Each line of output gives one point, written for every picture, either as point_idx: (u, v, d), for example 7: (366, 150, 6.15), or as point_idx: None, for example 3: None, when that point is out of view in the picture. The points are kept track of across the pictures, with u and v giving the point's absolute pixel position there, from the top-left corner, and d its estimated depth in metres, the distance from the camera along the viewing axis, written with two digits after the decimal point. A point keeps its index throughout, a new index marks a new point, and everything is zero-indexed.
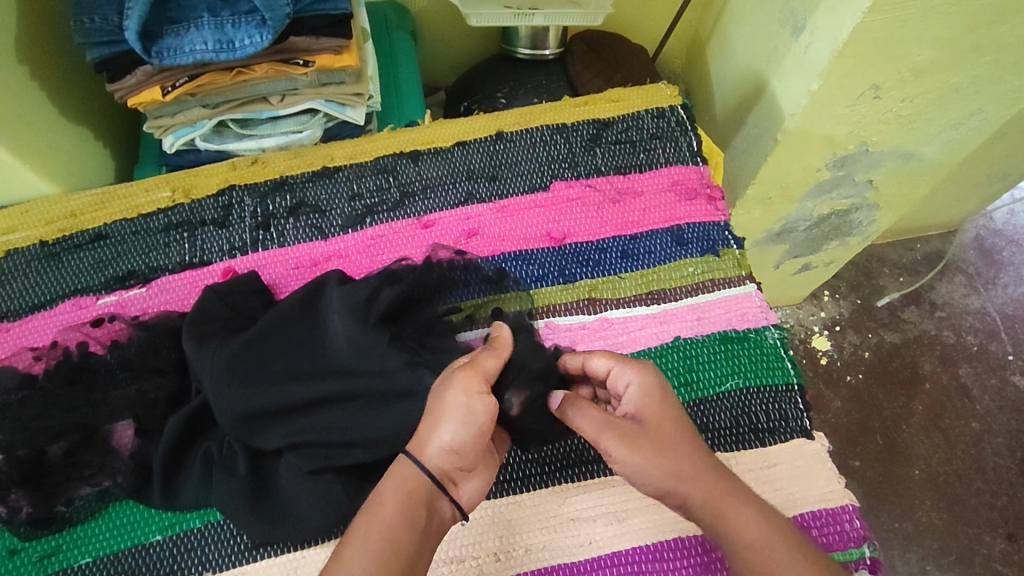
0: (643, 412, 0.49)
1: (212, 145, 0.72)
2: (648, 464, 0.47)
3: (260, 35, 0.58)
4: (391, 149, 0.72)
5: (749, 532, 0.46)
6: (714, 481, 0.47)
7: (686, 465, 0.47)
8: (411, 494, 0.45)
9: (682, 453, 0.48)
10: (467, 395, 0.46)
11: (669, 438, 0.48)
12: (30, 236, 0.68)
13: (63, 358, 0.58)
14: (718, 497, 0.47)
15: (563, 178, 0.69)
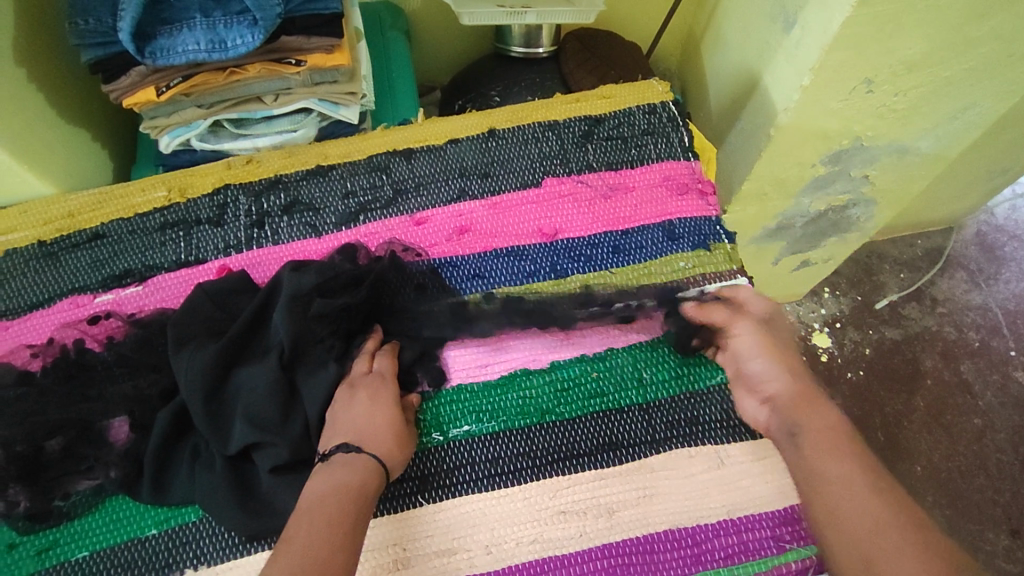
0: (781, 330, 0.59)
1: (208, 145, 0.73)
2: (757, 352, 0.57)
3: (252, 35, 0.59)
4: (385, 148, 0.73)
5: (821, 419, 0.51)
6: (805, 386, 0.55)
7: (794, 366, 0.56)
8: (352, 483, 0.48)
9: (787, 357, 0.57)
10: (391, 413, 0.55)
11: (784, 346, 0.58)
12: (29, 236, 0.69)
13: (61, 355, 0.60)
14: (806, 395, 0.54)
15: (555, 174, 0.70)
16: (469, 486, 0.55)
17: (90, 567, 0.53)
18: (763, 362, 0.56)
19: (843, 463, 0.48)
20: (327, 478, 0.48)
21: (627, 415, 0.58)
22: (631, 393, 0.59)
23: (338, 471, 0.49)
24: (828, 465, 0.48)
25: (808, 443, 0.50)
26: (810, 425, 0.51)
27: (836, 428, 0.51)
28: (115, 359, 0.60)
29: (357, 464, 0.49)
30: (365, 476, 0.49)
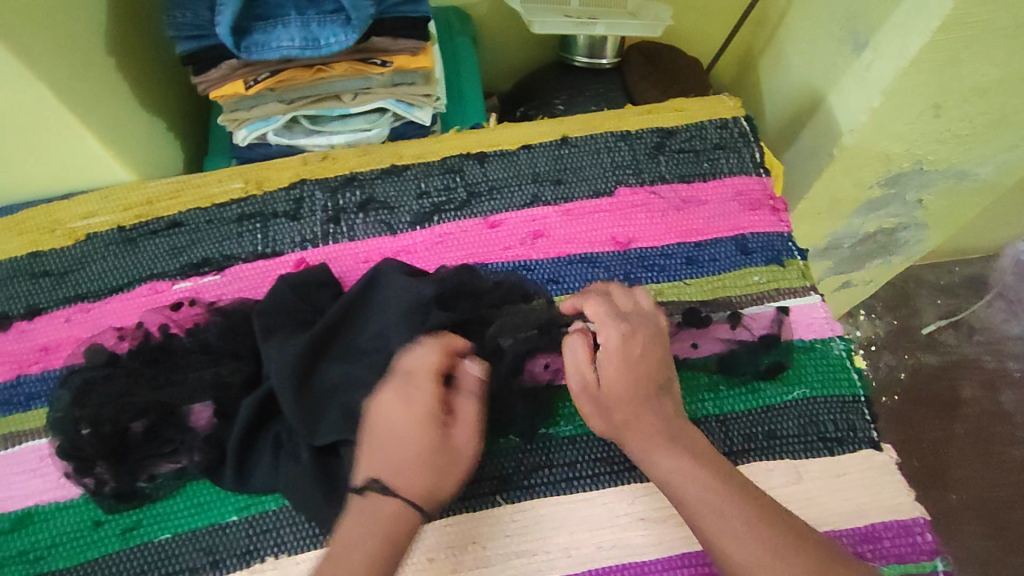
0: (631, 359, 0.54)
1: (283, 140, 0.74)
2: (620, 391, 0.54)
3: (345, 34, 0.59)
4: (458, 150, 0.73)
5: (681, 470, 0.50)
6: (656, 426, 0.52)
7: (637, 403, 0.53)
8: (386, 530, 0.46)
9: (620, 396, 0.54)
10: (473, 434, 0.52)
11: (636, 365, 0.54)
12: (109, 221, 0.70)
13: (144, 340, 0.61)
14: (656, 436, 0.52)
15: (628, 183, 0.70)
16: (549, 488, 0.57)
17: (172, 550, 0.55)
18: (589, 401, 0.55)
19: (747, 540, 0.46)
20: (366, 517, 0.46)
21: (705, 426, 0.59)
22: (708, 404, 0.60)
23: (380, 515, 0.46)
24: (746, 547, 0.45)
25: (686, 504, 0.49)
26: (673, 481, 0.50)
27: (707, 493, 0.49)
28: (197, 347, 0.60)
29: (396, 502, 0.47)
30: (393, 518, 0.46)
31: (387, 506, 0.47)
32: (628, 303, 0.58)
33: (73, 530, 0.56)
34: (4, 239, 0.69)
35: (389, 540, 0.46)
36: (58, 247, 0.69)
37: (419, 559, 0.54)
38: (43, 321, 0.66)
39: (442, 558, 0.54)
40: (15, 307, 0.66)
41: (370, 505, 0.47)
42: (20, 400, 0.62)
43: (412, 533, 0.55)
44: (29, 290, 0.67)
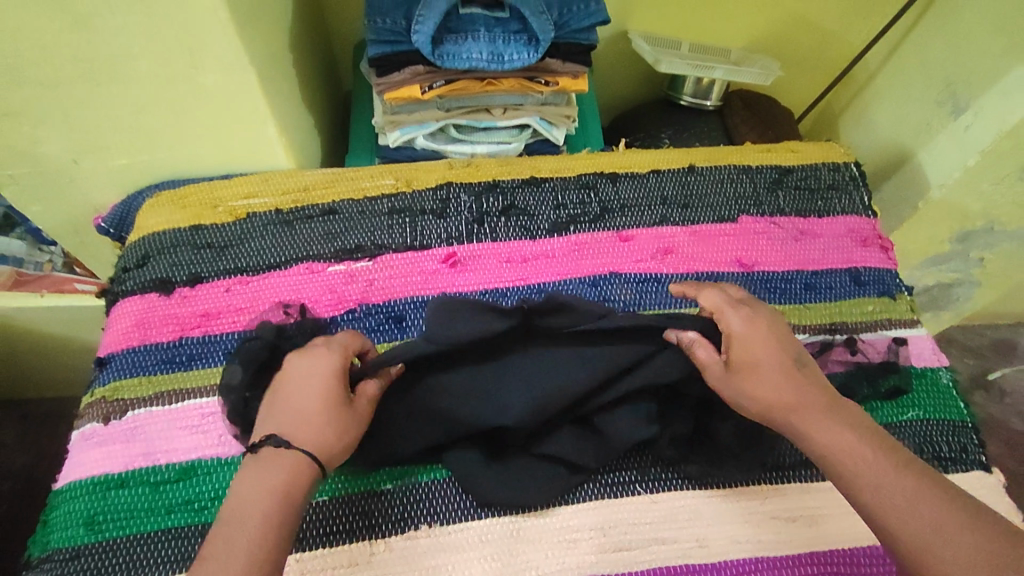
0: (761, 331, 0.56)
1: (430, 145, 0.80)
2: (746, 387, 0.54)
3: (528, 53, 0.66)
4: (592, 169, 0.79)
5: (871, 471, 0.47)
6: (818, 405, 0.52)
7: (781, 382, 0.53)
8: (288, 493, 0.47)
9: (764, 373, 0.54)
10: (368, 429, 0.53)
11: (766, 356, 0.55)
12: (267, 203, 0.74)
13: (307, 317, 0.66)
14: (811, 408, 0.52)
15: (749, 213, 0.76)
16: (686, 482, 0.61)
17: (328, 510, 0.57)
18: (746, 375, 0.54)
19: (915, 501, 0.45)
20: (260, 470, 0.48)
21: None
22: None
23: (283, 463, 0.48)
24: (894, 501, 0.45)
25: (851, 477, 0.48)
26: (835, 448, 0.49)
27: (874, 451, 0.48)
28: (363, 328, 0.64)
29: (296, 458, 0.48)
30: (291, 475, 0.48)
31: (280, 469, 0.48)
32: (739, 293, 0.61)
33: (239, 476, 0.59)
34: (169, 211, 0.73)
35: (288, 498, 0.47)
36: (218, 222, 0.73)
37: (564, 536, 0.57)
38: (204, 289, 0.69)
39: (585, 539, 0.57)
40: (179, 274, 0.69)
41: (264, 465, 0.48)
42: (183, 359, 0.65)
43: (557, 514, 0.58)
44: (191, 259, 0.70)
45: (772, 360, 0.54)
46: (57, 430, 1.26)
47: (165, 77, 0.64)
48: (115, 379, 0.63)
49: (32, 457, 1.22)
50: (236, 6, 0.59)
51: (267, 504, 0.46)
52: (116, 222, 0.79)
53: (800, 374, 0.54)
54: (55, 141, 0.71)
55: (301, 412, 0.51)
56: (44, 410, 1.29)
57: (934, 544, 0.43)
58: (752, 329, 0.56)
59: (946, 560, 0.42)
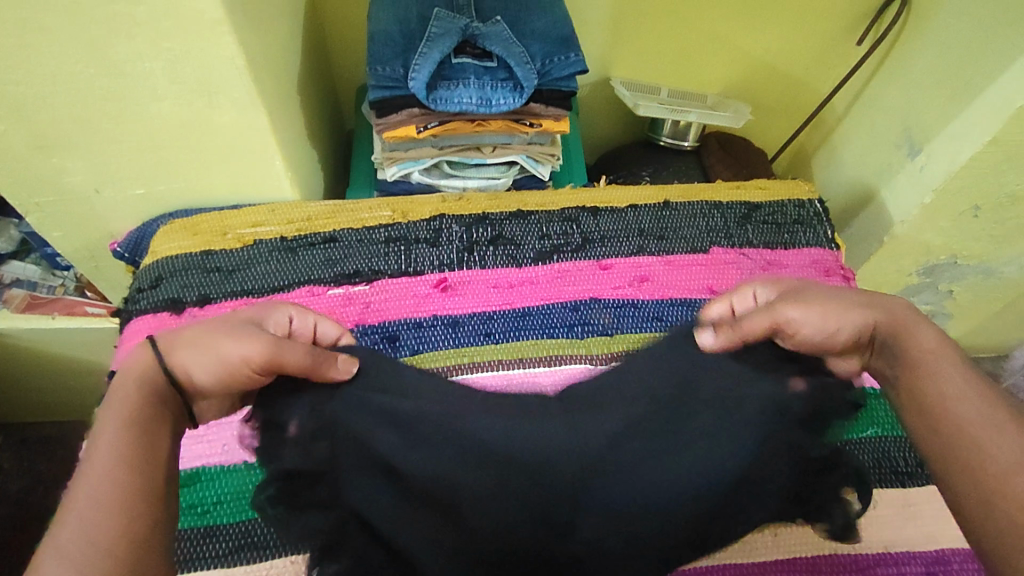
0: (798, 283, 0.65)
1: (424, 180, 0.86)
2: (821, 324, 0.60)
3: (513, 98, 0.73)
4: (574, 204, 0.85)
5: (958, 376, 0.53)
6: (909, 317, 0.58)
7: (864, 306, 0.60)
8: (139, 380, 0.54)
9: (827, 305, 0.61)
10: (240, 353, 0.55)
11: (825, 296, 0.62)
12: (273, 231, 0.80)
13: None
14: (895, 322, 0.58)
15: (720, 245, 0.82)
16: None
17: None
18: (820, 315, 0.60)
19: (974, 406, 0.50)
20: (127, 374, 0.55)
21: None
22: None
23: (139, 365, 0.56)
24: (943, 396, 0.52)
25: (936, 376, 0.53)
26: (927, 348, 0.55)
27: (946, 356, 0.54)
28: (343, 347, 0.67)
29: (151, 359, 0.56)
30: (143, 369, 0.55)
31: (136, 364, 0.56)
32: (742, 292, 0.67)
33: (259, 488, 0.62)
34: (182, 238, 0.79)
35: (141, 391, 0.53)
36: (227, 248, 0.79)
37: None
38: (212, 309, 0.74)
39: None
40: (188, 295, 0.75)
41: (136, 360, 0.56)
42: None
43: None
44: (200, 282, 0.76)
45: (821, 295, 0.62)
46: (59, 453, 1.29)
47: (185, 116, 0.70)
48: None
49: (32, 480, 1.25)
50: (252, 55, 0.66)
51: (127, 401, 0.52)
52: (131, 247, 0.84)
53: (870, 297, 0.61)
54: (79, 172, 0.77)
55: (192, 331, 0.58)
56: (47, 433, 1.32)
57: (988, 440, 0.47)
58: (780, 286, 0.66)
59: (995, 451, 0.47)
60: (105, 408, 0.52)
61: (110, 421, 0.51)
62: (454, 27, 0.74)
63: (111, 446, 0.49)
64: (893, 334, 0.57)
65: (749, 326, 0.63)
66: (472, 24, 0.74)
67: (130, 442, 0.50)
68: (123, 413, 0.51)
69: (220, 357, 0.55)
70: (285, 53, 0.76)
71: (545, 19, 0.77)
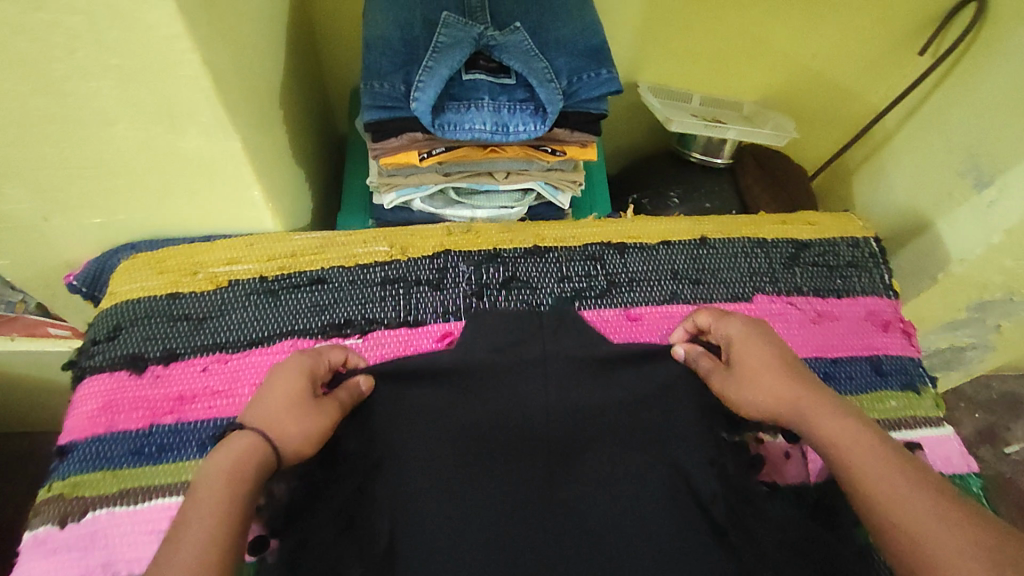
0: (765, 338, 0.56)
1: (427, 208, 0.75)
2: (761, 399, 0.53)
3: (535, 124, 0.61)
4: (597, 239, 0.75)
5: (851, 441, 0.47)
6: (815, 399, 0.51)
7: (795, 387, 0.52)
8: (247, 459, 0.46)
9: (772, 372, 0.53)
10: (322, 431, 0.51)
11: (768, 370, 0.54)
12: (251, 269, 0.69)
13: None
14: (823, 404, 0.50)
15: (765, 292, 0.72)
16: None
17: None
18: (756, 385, 0.53)
19: (919, 509, 0.42)
20: (226, 451, 0.46)
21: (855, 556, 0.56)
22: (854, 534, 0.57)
23: (235, 447, 0.46)
24: (916, 515, 0.42)
25: (840, 464, 0.47)
26: (839, 441, 0.48)
27: (874, 450, 0.46)
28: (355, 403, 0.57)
29: (250, 439, 0.47)
30: (243, 452, 0.46)
31: (242, 447, 0.47)
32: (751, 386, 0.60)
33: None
34: (145, 276, 0.68)
35: (246, 465, 0.45)
36: (197, 291, 0.68)
37: None
38: (179, 368, 0.64)
39: None
40: (152, 350, 0.64)
41: (238, 444, 0.47)
42: (153, 451, 0.60)
43: None
44: (166, 333, 0.65)
45: (773, 363, 0.54)
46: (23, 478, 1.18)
47: (143, 142, 0.58)
48: (76, 473, 0.58)
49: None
50: (223, 75, 0.54)
51: (235, 470, 0.45)
52: (89, 281, 0.74)
53: (803, 374, 0.53)
54: (22, 200, 0.65)
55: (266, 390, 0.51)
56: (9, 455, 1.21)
57: (931, 553, 0.40)
58: (764, 338, 0.56)
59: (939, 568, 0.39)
60: (192, 500, 0.43)
61: (207, 481, 0.44)
62: (466, 36, 0.62)
63: (211, 502, 0.42)
64: (809, 421, 0.50)
65: (716, 382, 0.56)
66: (486, 32, 0.62)
67: (243, 501, 0.43)
68: (224, 474, 0.44)
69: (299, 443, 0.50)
70: (263, 62, 0.63)
71: (572, 28, 0.65)
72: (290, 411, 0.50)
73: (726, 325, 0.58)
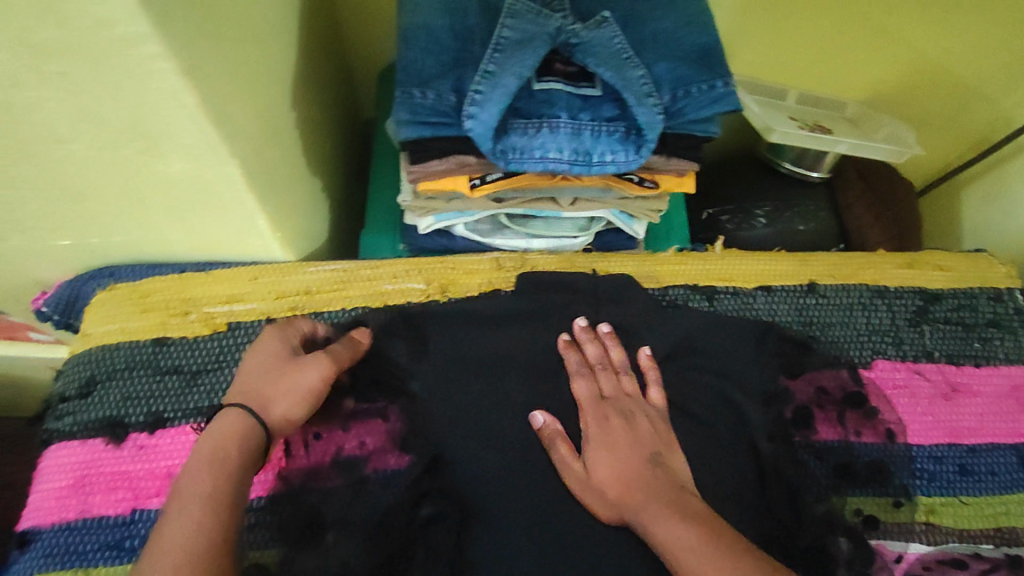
0: (626, 391, 0.53)
1: (472, 235, 0.61)
2: (613, 479, 0.48)
3: (626, 153, 0.47)
4: (681, 280, 0.60)
5: (674, 539, 0.43)
6: (656, 493, 0.46)
7: (632, 455, 0.49)
8: (236, 445, 0.43)
9: (618, 452, 0.49)
10: (321, 381, 0.48)
11: (612, 440, 0.50)
12: (256, 309, 0.56)
13: (317, 470, 0.51)
14: (662, 507, 0.45)
15: (887, 356, 0.58)
16: None
17: None
18: (603, 461, 0.49)
19: None
20: (213, 434, 0.44)
21: None
22: None
23: (220, 429, 0.44)
24: None
25: (666, 558, 0.43)
26: (673, 547, 0.43)
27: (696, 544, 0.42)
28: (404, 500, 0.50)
29: (237, 421, 0.44)
30: (230, 435, 0.44)
31: (230, 428, 0.44)
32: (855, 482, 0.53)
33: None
34: (125, 315, 0.56)
35: (237, 448, 0.43)
36: (189, 335, 0.55)
37: None
38: (167, 438, 0.52)
39: None
40: (135, 413, 0.52)
41: (224, 425, 0.44)
42: (134, 546, 0.48)
43: None
44: (151, 391, 0.53)
45: (621, 435, 0.50)
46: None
47: (113, 163, 0.45)
48: (39, 571, 0.47)
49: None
50: (214, 83, 0.40)
51: (233, 452, 0.43)
52: (60, 308, 0.61)
53: (643, 442, 0.50)
54: None
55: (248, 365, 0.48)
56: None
57: None
58: (607, 387, 0.53)
59: None
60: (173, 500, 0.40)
61: (209, 463, 0.42)
62: (538, 32, 0.47)
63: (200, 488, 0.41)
64: (639, 515, 0.46)
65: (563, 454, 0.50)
66: (566, 26, 0.47)
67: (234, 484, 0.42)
68: (223, 460, 0.43)
69: (305, 407, 0.47)
70: (271, 54, 0.49)
71: (673, 21, 0.50)
72: (268, 380, 0.47)
73: (578, 385, 0.53)
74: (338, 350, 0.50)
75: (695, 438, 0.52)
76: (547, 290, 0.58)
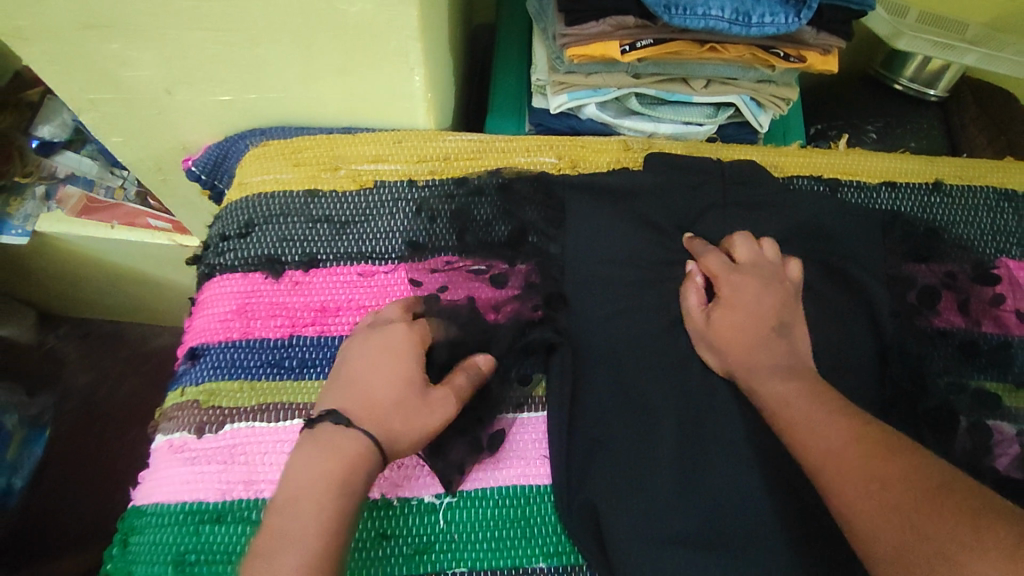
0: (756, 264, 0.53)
1: (600, 115, 0.63)
2: (732, 337, 0.50)
3: (786, 15, 0.48)
4: (806, 171, 0.62)
5: (784, 395, 0.46)
6: (781, 345, 0.49)
7: (757, 325, 0.50)
8: (351, 471, 0.43)
9: (748, 320, 0.50)
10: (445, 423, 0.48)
11: (739, 314, 0.51)
12: (400, 171, 0.60)
13: (456, 308, 0.54)
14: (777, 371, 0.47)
15: (1012, 256, 0.59)
16: None
17: None
18: (730, 321, 0.50)
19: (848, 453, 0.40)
20: (333, 458, 0.44)
21: None
22: None
23: (340, 455, 0.44)
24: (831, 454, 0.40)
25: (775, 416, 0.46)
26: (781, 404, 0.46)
27: (813, 399, 0.45)
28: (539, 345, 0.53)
29: (356, 448, 0.44)
30: (352, 462, 0.44)
31: (348, 451, 0.44)
32: (973, 365, 0.54)
33: (517, 512, 0.49)
34: (279, 168, 0.59)
35: (355, 472, 0.43)
36: (339, 190, 0.59)
37: None
38: (321, 277, 0.56)
39: None
40: (290, 253, 0.56)
41: (339, 445, 0.44)
42: (293, 365, 0.53)
43: None
44: (303, 235, 0.57)
45: (745, 304, 0.51)
46: (117, 355, 1.19)
47: (302, 1, 0.48)
48: (209, 379, 0.52)
49: (94, 377, 1.16)
50: None
51: (328, 493, 0.42)
52: (208, 168, 0.65)
53: (770, 327, 0.50)
54: (146, 64, 0.56)
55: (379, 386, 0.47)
56: (104, 331, 1.21)
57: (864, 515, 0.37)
58: (729, 266, 0.53)
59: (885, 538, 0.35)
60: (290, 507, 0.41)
61: (309, 506, 0.41)
62: None
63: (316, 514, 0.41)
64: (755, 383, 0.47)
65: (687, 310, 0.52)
66: None
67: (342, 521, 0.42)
68: (328, 491, 0.42)
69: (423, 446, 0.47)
70: None
71: None
72: (401, 413, 0.46)
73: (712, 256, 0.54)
74: (462, 382, 0.49)
75: (819, 310, 0.54)
76: (674, 170, 0.60)
